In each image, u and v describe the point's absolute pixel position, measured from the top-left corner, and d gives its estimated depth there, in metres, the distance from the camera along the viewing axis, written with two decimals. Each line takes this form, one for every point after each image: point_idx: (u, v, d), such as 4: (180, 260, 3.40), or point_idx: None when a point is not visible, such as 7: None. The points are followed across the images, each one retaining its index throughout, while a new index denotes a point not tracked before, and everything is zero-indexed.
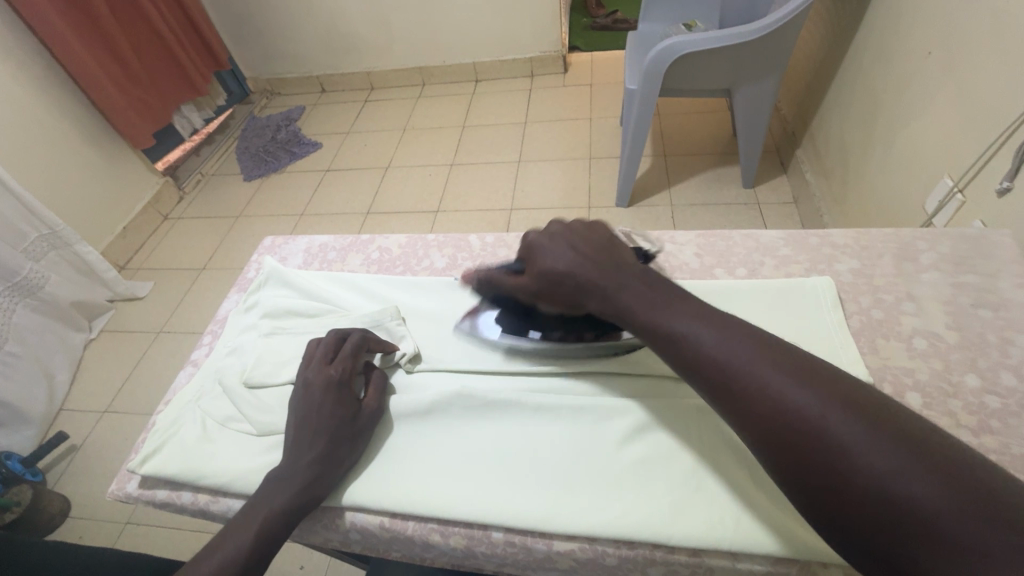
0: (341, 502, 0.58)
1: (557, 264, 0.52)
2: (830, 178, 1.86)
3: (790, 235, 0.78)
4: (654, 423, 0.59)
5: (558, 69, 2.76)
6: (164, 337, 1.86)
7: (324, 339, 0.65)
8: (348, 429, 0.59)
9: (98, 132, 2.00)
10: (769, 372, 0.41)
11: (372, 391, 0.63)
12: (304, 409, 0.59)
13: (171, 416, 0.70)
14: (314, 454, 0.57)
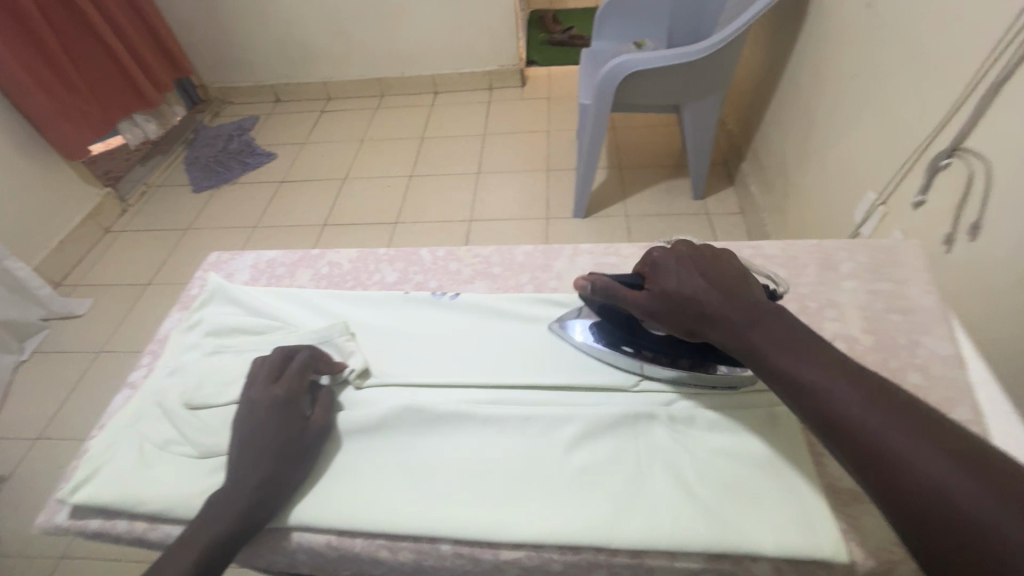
0: (287, 522, 0.57)
1: (677, 285, 0.56)
2: (772, 190, 1.97)
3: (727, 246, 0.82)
4: (597, 430, 0.61)
5: (516, 83, 2.81)
6: (105, 356, 1.77)
7: (269, 357, 0.64)
8: (299, 449, 0.59)
9: (25, 143, 1.90)
10: (875, 415, 0.43)
11: (319, 409, 0.63)
12: (254, 426, 0.59)
13: (104, 441, 0.67)
14: (261, 472, 0.56)
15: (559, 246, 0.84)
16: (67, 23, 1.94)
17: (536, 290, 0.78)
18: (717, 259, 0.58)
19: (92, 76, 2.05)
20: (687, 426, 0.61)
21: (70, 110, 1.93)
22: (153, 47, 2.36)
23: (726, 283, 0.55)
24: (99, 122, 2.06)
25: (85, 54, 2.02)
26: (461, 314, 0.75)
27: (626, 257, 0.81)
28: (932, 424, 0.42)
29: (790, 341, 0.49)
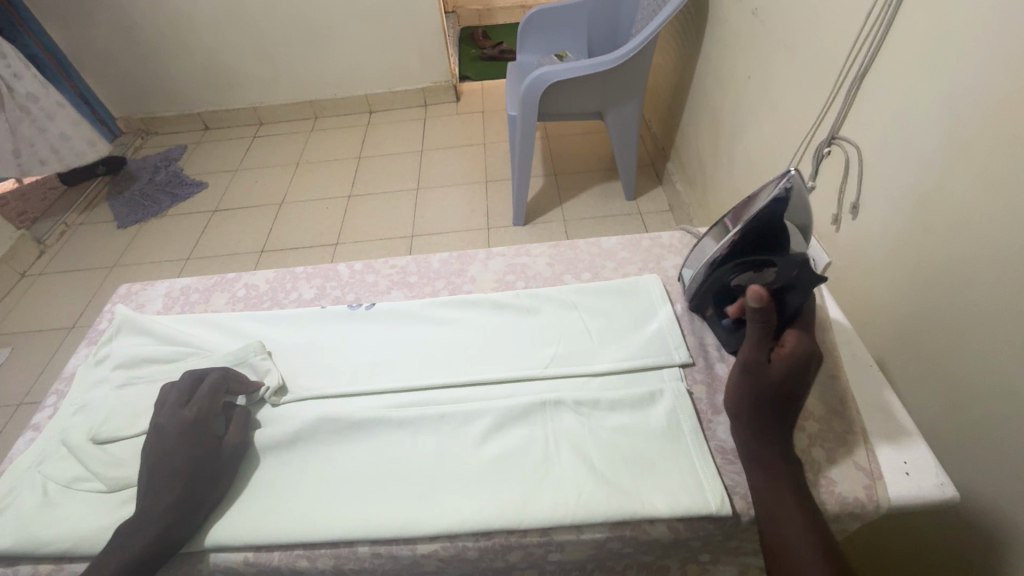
0: (202, 545, 0.57)
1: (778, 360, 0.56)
2: (694, 187, 2.09)
3: (629, 239, 0.88)
4: (508, 418, 0.64)
5: (450, 98, 2.86)
6: (26, 409, 1.66)
7: (178, 381, 0.64)
8: (209, 473, 0.59)
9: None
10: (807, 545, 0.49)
11: (230, 428, 0.63)
12: (161, 453, 0.58)
13: (3, 485, 0.65)
14: (167, 496, 0.55)
15: (473, 251, 0.88)
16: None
17: (451, 294, 0.81)
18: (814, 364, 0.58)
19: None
20: (593, 407, 0.65)
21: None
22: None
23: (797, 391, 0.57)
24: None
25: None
26: (377, 323, 0.77)
27: (537, 257, 0.86)
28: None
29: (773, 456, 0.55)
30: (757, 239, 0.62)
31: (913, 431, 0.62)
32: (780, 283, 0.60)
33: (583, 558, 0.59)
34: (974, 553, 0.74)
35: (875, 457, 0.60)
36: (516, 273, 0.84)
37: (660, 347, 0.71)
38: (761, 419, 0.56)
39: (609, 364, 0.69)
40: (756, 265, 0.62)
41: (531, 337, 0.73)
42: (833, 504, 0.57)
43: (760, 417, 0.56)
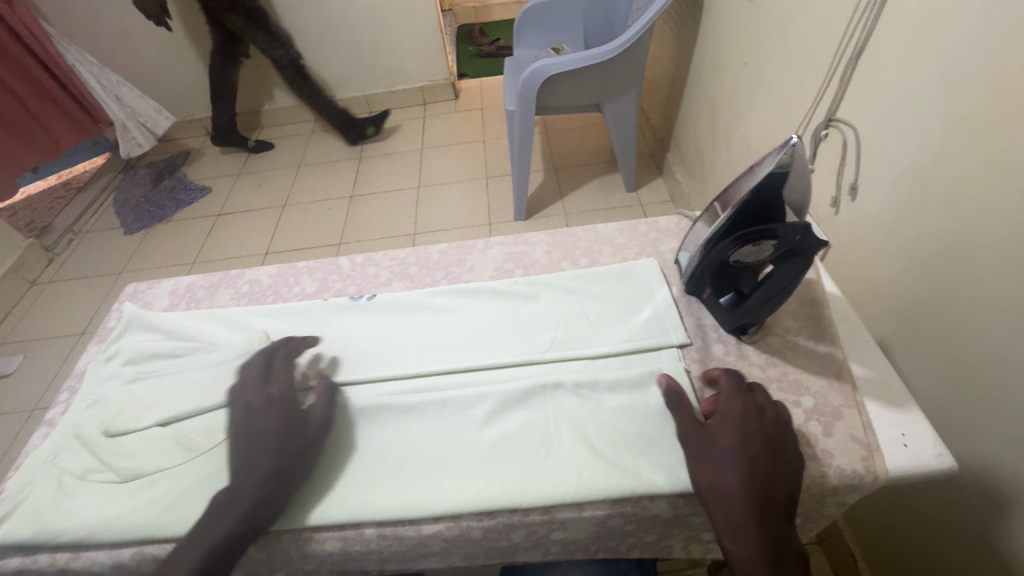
0: (307, 521, 0.58)
1: (726, 445, 0.56)
2: (694, 177, 2.09)
3: (626, 224, 0.88)
4: (509, 402, 0.65)
5: (449, 96, 2.87)
6: (38, 415, 1.69)
7: (254, 360, 0.69)
8: (305, 446, 0.62)
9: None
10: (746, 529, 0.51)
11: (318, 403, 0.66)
12: (264, 425, 0.61)
13: (20, 479, 0.66)
14: (262, 470, 0.58)
15: (472, 241, 0.89)
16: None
17: (450, 283, 0.82)
18: (782, 441, 0.57)
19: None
20: (591, 389, 0.66)
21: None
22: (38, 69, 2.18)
23: (769, 468, 0.54)
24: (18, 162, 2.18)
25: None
26: (378, 313, 0.78)
27: (535, 245, 0.86)
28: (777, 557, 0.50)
29: (759, 542, 0.50)
30: (755, 214, 0.61)
31: (909, 404, 0.62)
32: (784, 251, 0.60)
33: (586, 536, 0.60)
34: (977, 527, 0.75)
35: (872, 429, 0.61)
36: (514, 262, 0.84)
37: (658, 329, 0.71)
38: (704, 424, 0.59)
39: (609, 346, 0.70)
40: (756, 238, 0.61)
41: (530, 323, 0.74)
42: (833, 476, 0.57)
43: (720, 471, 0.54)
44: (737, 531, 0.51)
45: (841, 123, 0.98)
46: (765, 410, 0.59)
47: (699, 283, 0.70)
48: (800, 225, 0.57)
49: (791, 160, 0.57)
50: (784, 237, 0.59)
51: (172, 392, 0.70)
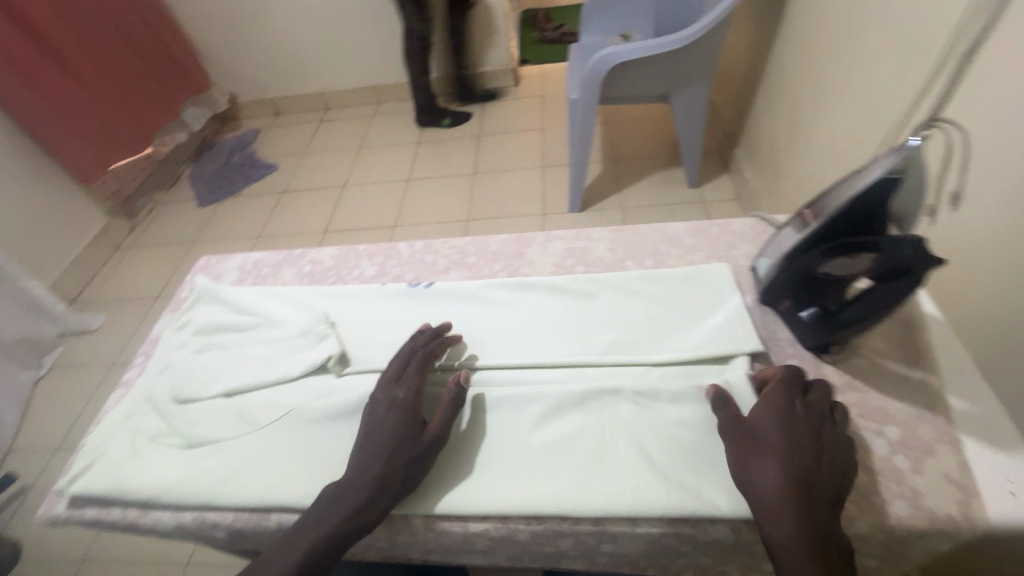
0: (433, 510, 0.57)
1: (773, 435, 0.52)
2: (765, 175, 1.97)
3: (697, 225, 0.83)
4: (565, 404, 0.63)
5: (509, 82, 2.83)
6: (116, 370, 1.84)
7: (393, 359, 0.66)
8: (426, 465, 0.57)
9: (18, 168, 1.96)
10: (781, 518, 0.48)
11: (441, 414, 0.60)
12: (388, 439, 0.58)
13: (98, 436, 0.71)
14: (372, 475, 0.56)
15: (532, 234, 0.86)
16: (29, 52, 1.81)
17: (508, 276, 0.80)
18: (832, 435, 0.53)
19: (105, 93, 2.08)
20: (652, 398, 0.62)
21: (92, 133, 2.02)
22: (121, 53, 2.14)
23: (815, 460, 0.51)
24: (138, 133, 2.22)
25: (82, 82, 2.00)
26: (434, 302, 0.77)
27: (597, 241, 0.83)
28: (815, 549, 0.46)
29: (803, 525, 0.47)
30: (853, 223, 0.56)
31: (1017, 447, 0.55)
32: (884, 268, 0.54)
33: (636, 552, 0.57)
34: None
35: (971, 471, 0.54)
36: (575, 258, 0.81)
37: (726, 340, 0.66)
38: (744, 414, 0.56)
39: (673, 354, 0.66)
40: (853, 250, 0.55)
41: (590, 323, 0.71)
42: (921, 518, 0.51)
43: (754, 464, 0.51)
44: (778, 513, 0.48)
45: (949, 124, 0.88)
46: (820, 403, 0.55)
47: (778, 293, 0.65)
48: (909, 240, 0.52)
49: (903, 168, 0.51)
50: (893, 250, 0.52)
51: (236, 365, 0.73)
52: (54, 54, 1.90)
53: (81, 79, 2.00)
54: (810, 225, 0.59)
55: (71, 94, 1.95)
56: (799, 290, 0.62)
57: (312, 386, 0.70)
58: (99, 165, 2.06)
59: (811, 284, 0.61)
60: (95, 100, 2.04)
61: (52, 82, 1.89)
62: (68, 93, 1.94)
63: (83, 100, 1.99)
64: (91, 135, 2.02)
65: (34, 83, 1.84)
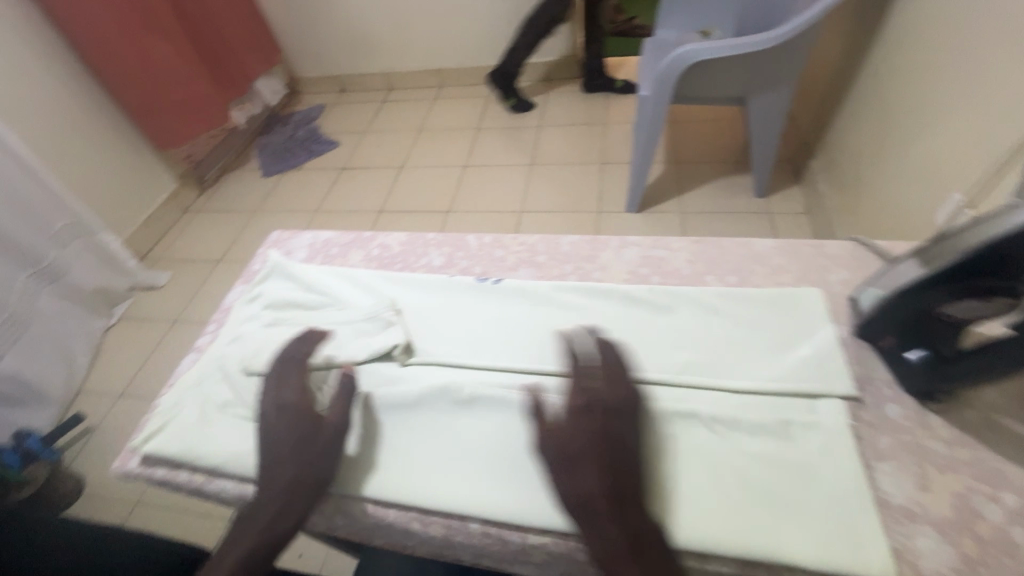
0: (364, 494, 0.60)
1: (589, 453, 0.51)
2: (842, 191, 1.85)
3: (786, 244, 0.77)
4: (637, 421, 0.60)
5: (573, 73, 2.77)
6: (178, 327, 1.93)
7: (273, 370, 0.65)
8: (320, 452, 0.58)
9: (107, 127, 2.07)
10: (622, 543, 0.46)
11: (338, 410, 0.62)
12: (265, 434, 0.59)
13: (172, 397, 0.74)
14: (285, 479, 0.56)
15: (606, 238, 0.83)
16: (143, 28, 1.93)
17: (579, 280, 0.77)
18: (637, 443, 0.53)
19: (199, 67, 2.16)
20: (730, 428, 0.58)
21: (183, 104, 2.11)
22: (200, 26, 2.25)
23: (627, 475, 0.50)
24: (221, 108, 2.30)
25: (182, 55, 2.09)
26: (502, 300, 0.76)
27: (676, 251, 0.79)
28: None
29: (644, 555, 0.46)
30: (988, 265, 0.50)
31: None
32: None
33: None
34: None
35: None
36: (651, 267, 0.77)
37: (817, 373, 0.61)
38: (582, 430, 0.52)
39: (756, 382, 0.62)
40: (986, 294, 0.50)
41: (666, 338, 0.68)
42: None
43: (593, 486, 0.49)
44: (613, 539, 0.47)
45: None
46: (621, 406, 0.55)
47: (879, 328, 0.60)
48: None
49: None
50: None
51: None
52: (163, 27, 2.00)
53: (180, 52, 2.08)
54: (932, 263, 0.53)
55: (171, 65, 2.04)
56: (911, 330, 0.57)
57: (377, 373, 0.70)
58: (181, 135, 2.16)
59: (928, 325, 0.56)
60: (193, 73, 2.12)
61: (154, 52, 1.98)
62: (168, 64, 2.03)
63: (180, 72, 2.08)
64: (181, 107, 2.11)
65: (137, 51, 1.94)
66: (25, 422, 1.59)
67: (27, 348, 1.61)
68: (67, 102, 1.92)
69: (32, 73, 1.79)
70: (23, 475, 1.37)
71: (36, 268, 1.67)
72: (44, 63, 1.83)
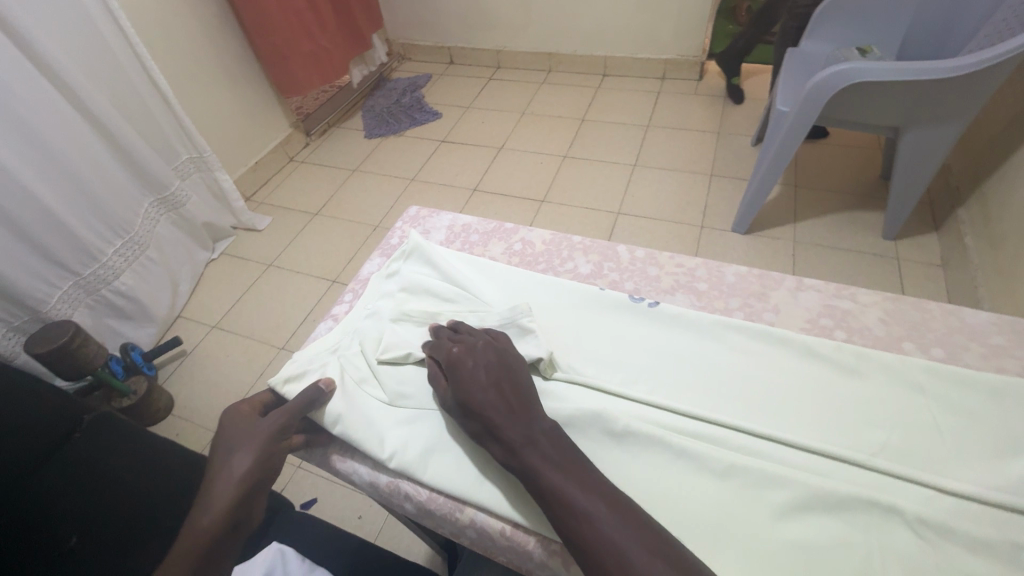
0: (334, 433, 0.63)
1: (473, 386, 0.57)
2: (997, 249, 1.51)
3: (1008, 322, 0.66)
4: (818, 502, 0.52)
5: (693, 75, 2.59)
6: (272, 271, 1.99)
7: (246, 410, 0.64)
8: (256, 459, 0.58)
9: (240, 70, 2.15)
10: (575, 493, 0.48)
11: (278, 414, 0.61)
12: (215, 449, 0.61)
13: (316, 348, 0.74)
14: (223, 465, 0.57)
15: (779, 275, 0.75)
16: None
17: (747, 319, 0.70)
18: (520, 371, 0.59)
19: (328, 24, 2.26)
20: (942, 535, 0.49)
21: (305, 57, 2.18)
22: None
23: (512, 394, 0.56)
24: (336, 66, 2.36)
25: (313, 10, 2.18)
26: (660, 326, 0.69)
27: (865, 306, 0.70)
28: (641, 521, 0.47)
29: (586, 495, 0.48)
30: None
31: None
32: None
33: None
34: None
35: None
36: (837, 319, 0.69)
37: None
38: (485, 388, 0.56)
39: (977, 487, 0.52)
40: None
41: (857, 409, 0.59)
42: None
43: (525, 442, 0.52)
44: (564, 484, 0.49)
45: None
46: (500, 351, 0.60)
47: None
48: None
49: None
50: None
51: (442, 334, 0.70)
52: None
53: (313, 8, 2.17)
54: None
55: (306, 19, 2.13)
56: None
57: None
58: (299, 87, 2.22)
59: None
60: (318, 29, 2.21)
61: (294, 5, 2.07)
62: (302, 18, 2.12)
63: (312, 26, 2.16)
64: (307, 59, 2.20)
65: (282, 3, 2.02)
66: (131, 337, 1.67)
67: (142, 270, 1.69)
68: (210, 43, 2.00)
69: (186, 10, 1.88)
70: (125, 385, 1.47)
71: (160, 197, 1.75)
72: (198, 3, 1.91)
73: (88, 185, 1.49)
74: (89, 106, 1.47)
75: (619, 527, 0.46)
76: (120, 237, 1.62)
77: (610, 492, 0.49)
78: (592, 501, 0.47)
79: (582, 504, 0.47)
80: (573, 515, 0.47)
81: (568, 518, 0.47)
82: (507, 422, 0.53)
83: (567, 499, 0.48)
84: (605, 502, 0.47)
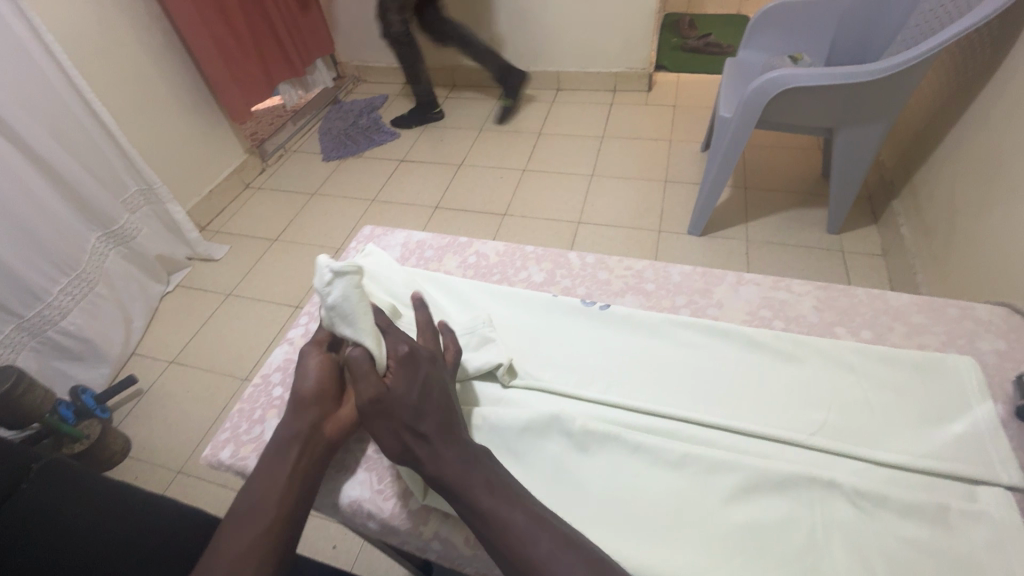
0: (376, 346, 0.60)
1: (400, 387, 0.57)
2: (931, 237, 1.61)
3: (927, 302, 0.72)
4: (764, 482, 0.55)
5: (642, 87, 2.68)
6: (231, 300, 1.94)
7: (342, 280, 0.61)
8: (313, 374, 0.65)
9: (189, 99, 2.11)
10: (515, 516, 0.49)
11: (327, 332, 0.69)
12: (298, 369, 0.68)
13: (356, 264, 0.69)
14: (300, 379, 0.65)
15: (721, 272, 0.79)
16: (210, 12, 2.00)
17: (693, 315, 0.73)
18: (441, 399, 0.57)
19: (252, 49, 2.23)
20: (877, 505, 0.52)
21: (233, 83, 2.16)
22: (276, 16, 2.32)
23: (441, 419, 0.56)
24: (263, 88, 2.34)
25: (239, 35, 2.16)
26: (610, 327, 0.72)
27: (801, 295, 0.74)
28: (576, 541, 0.48)
29: (523, 515, 0.49)
30: None
31: None
32: None
33: None
34: None
35: None
36: (775, 309, 0.73)
37: (975, 455, 0.55)
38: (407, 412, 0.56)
39: (901, 456, 0.56)
40: None
41: (795, 391, 0.63)
42: None
43: (459, 468, 0.53)
44: (502, 507, 0.50)
45: None
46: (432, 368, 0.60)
47: None
48: None
49: None
50: None
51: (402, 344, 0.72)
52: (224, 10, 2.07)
53: (236, 34, 2.15)
54: None
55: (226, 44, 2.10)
56: None
57: (479, 391, 0.66)
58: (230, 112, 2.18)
59: None
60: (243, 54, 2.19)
61: (218, 33, 2.05)
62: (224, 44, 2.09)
63: (235, 54, 2.15)
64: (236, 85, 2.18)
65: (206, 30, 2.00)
66: (81, 379, 1.59)
67: (92, 308, 1.62)
68: (156, 73, 1.96)
69: (129, 40, 1.84)
70: (77, 430, 1.39)
71: (107, 231, 1.69)
72: (140, 33, 1.88)
73: (26, 221, 1.42)
74: (25, 139, 1.41)
75: (556, 550, 0.47)
76: (65, 275, 1.55)
77: (545, 516, 0.50)
78: (528, 520, 0.49)
79: (517, 528, 0.48)
80: (510, 540, 0.48)
81: (504, 540, 0.48)
82: (442, 446, 0.54)
83: (504, 524, 0.49)
84: (541, 524, 0.49)
